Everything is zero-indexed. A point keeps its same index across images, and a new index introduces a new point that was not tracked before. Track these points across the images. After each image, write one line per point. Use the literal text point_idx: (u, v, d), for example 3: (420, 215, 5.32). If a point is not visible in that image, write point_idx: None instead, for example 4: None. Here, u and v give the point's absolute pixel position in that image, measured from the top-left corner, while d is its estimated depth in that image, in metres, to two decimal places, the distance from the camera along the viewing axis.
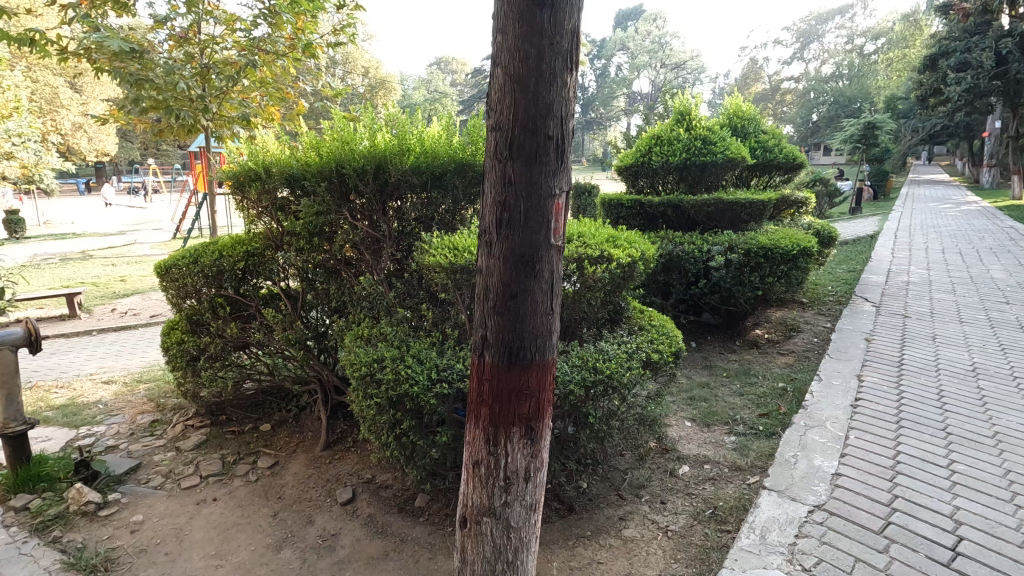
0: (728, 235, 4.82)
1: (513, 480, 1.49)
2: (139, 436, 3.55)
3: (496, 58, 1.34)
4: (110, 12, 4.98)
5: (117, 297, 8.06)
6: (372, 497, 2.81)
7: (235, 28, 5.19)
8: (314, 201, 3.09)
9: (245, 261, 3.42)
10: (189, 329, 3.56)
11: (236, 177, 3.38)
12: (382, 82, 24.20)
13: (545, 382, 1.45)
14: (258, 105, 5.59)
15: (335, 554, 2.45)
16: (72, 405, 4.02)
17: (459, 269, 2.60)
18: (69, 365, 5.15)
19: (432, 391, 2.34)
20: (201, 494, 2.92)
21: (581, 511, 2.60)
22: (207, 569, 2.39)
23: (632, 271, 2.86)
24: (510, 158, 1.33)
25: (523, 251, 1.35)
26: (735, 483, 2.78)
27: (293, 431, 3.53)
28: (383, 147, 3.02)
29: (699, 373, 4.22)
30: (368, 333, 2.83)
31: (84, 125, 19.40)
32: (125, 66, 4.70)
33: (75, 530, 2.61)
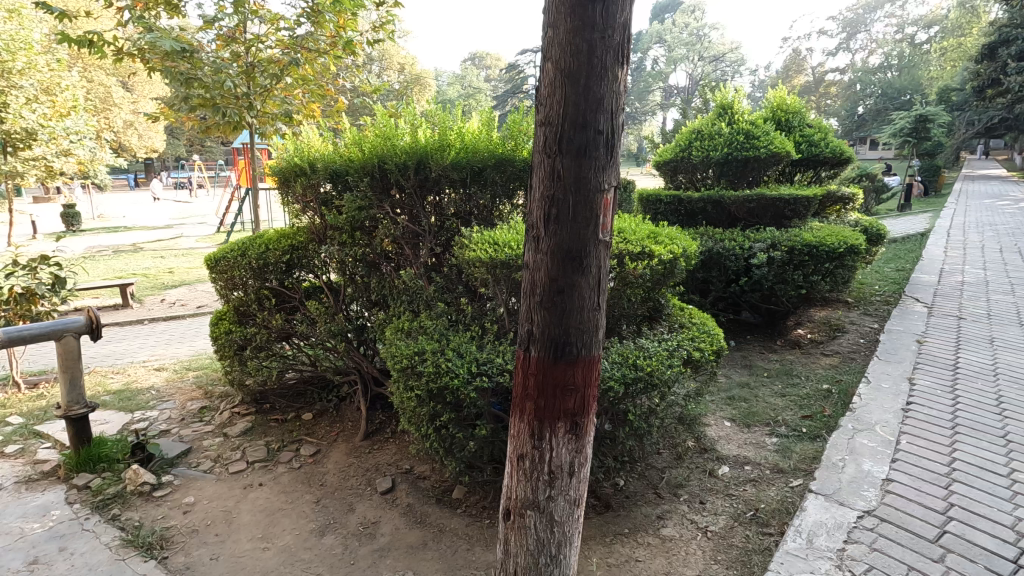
0: (771, 232, 4.69)
1: (557, 475, 1.50)
2: (189, 422, 3.70)
3: (546, 53, 1.34)
4: (163, 13, 5.18)
5: (166, 288, 8.40)
6: (411, 488, 2.87)
7: (279, 27, 5.32)
8: (356, 196, 3.15)
9: (289, 254, 3.52)
10: (237, 320, 3.68)
11: (284, 174, 3.48)
12: (418, 78, 24.44)
13: (590, 378, 1.45)
14: (300, 102, 5.71)
15: (375, 542, 2.51)
16: (128, 391, 4.22)
17: (499, 264, 2.60)
18: (124, 352, 5.40)
19: (472, 384, 2.36)
20: (248, 479, 3.03)
21: (618, 508, 2.59)
22: (254, 551, 2.47)
23: (674, 268, 2.82)
24: (558, 154, 1.33)
25: (570, 246, 1.35)
26: (777, 486, 2.72)
27: (334, 421, 3.63)
28: (425, 143, 3.07)
29: (738, 372, 4.14)
30: (409, 326, 2.88)
31: (135, 122, 20.26)
32: (176, 65, 4.95)
33: (132, 509, 2.75)
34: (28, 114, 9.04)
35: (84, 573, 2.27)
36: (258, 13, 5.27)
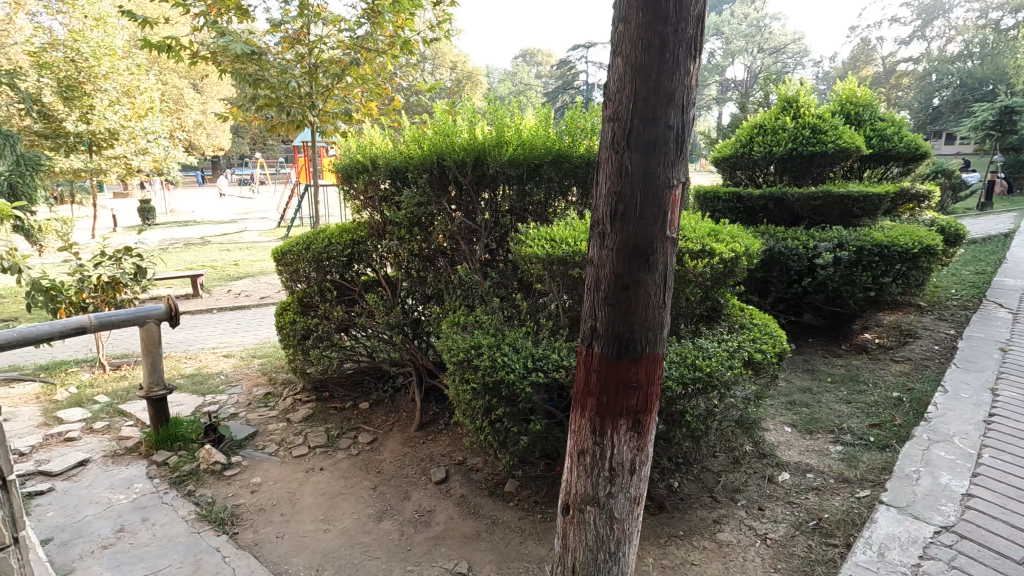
0: (837, 231, 4.48)
1: (618, 472, 1.50)
2: (255, 407, 3.90)
3: (616, 48, 1.33)
4: (233, 17, 5.45)
5: (231, 279, 8.85)
6: (464, 479, 2.92)
7: (340, 28, 5.48)
8: (415, 193, 3.22)
9: (350, 248, 3.64)
10: (300, 311, 3.85)
11: (346, 171, 3.61)
12: (469, 75, 24.61)
13: (653, 376, 1.44)
14: (359, 101, 5.88)
15: (430, 530, 2.57)
16: (199, 375, 4.48)
17: (556, 260, 2.59)
18: (195, 339, 5.75)
19: (528, 379, 2.38)
20: (310, 463, 3.17)
21: (672, 510, 2.55)
22: (316, 532, 2.58)
23: (736, 268, 2.74)
24: (626, 150, 1.32)
25: (637, 243, 1.34)
26: (843, 496, 2.61)
27: (389, 411, 3.74)
28: (482, 140, 3.10)
29: (800, 377, 3.99)
30: (464, 320, 2.93)
31: (205, 122, 21.39)
32: (245, 67, 5.20)
33: (205, 486, 2.93)
34: (111, 114, 9.97)
35: (164, 543, 2.43)
36: (321, 15, 5.44)
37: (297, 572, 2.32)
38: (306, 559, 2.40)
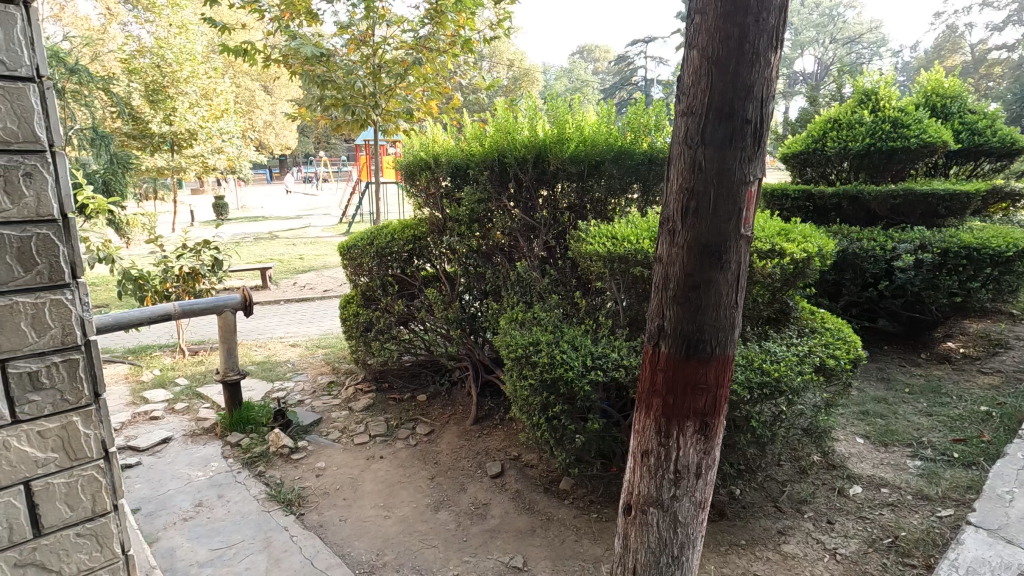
0: (920, 232, 4.20)
1: (683, 475, 1.47)
2: (320, 395, 4.07)
3: (692, 40, 1.30)
4: (303, 22, 5.68)
5: (297, 272, 9.26)
6: (519, 474, 2.95)
7: (404, 29, 5.62)
8: (476, 190, 3.27)
9: (411, 244, 3.73)
10: (363, 304, 3.97)
11: (410, 168, 3.68)
12: (526, 74, 24.62)
13: (723, 378, 1.40)
14: (420, 100, 6.01)
15: (486, 523, 2.61)
16: (268, 363, 4.72)
17: (617, 258, 2.56)
18: (264, 328, 6.06)
19: (587, 377, 2.37)
20: (371, 451, 3.28)
21: (734, 518, 2.47)
22: (377, 517, 2.67)
23: (809, 269, 2.61)
24: (699, 144, 1.29)
25: (709, 240, 1.30)
26: (922, 514, 2.45)
27: (446, 404, 3.82)
28: (544, 137, 3.09)
29: (873, 386, 3.77)
30: (522, 317, 2.95)
31: (274, 123, 22.43)
32: (314, 69, 5.41)
33: (275, 467, 3.08)
34: (191, 115, 10.64)
35: (238, 519, 2.57)
36: (386, 17, 5.59)
37: (358, 555, 2.41)
38: (367, 543, 2.49)
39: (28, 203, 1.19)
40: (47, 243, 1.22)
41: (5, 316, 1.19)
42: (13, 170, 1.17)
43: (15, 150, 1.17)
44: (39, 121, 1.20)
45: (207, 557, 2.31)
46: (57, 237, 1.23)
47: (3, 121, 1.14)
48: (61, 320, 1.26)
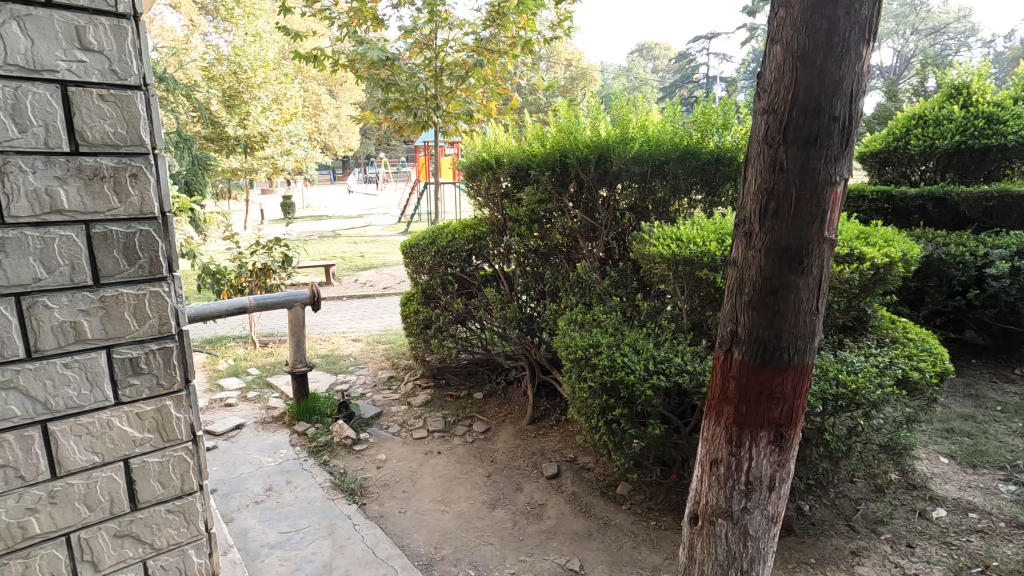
0: (1017, 236, 3.85)
1: (755, 487, 1.43)
2: (380, 389, 4.20)
3: (775, 35, 1.25)
4: (369, 27, 5.87)
5: (358, 269, 9.59)
6: (576, 477, 2.94)
7: (465, 32, 5.70)
8: (537, 190, 3.28)
9: (472, 243, 3.79)
10: (423, 301, 4.06)
11: (472, 168, 3.72)
12: (583, 74, 24.45)
13: (801, 388, 1.34)
14: (480, 101, 6.10)
15: (542, 523, 2.61)
16: (332, 357, 4.91)
17: (682, 261, 2.49)
18: (328, 323, 6.31)
19: (649, 382, 2.33)
20: (429, 446, 3.35)
21: (802, 535, 2.36)
22: (435, 511, 2.72)
23: (890, 275, 2.45)
24: (780, 143, 1.24)
25: (790, 243, 1.25)
26: (1017, 544, 2.25)
27: (502, 403, 3.87)
28: (607, 136, 3.05)
29: (959, 402, 3.50)
30: (581, 318, 2.93)
31: (338, 126, 23.27)
32: (379, 73, 5.58)
33: (338, 457, 3.20)
34: (263, 119, 11.20)
35: (305, 505, 2.69)
36: (449, 20, 5.68)
37: (417, 547, 2.46)
38: (426, 536, 2.54)
39: (133, 202, 1.28)
40: (148, 239, 1.32)
41: (112, 306, 1.29)
42: (121, 171, 1.26)
43: (124, 152, 1.27)
44: (144, 126, 1.29)
45: (276, 540, 2.42)
46: (156, 233, 1.33)
47: (114, 126, 1.24)
48: (158, 311, 1.36)
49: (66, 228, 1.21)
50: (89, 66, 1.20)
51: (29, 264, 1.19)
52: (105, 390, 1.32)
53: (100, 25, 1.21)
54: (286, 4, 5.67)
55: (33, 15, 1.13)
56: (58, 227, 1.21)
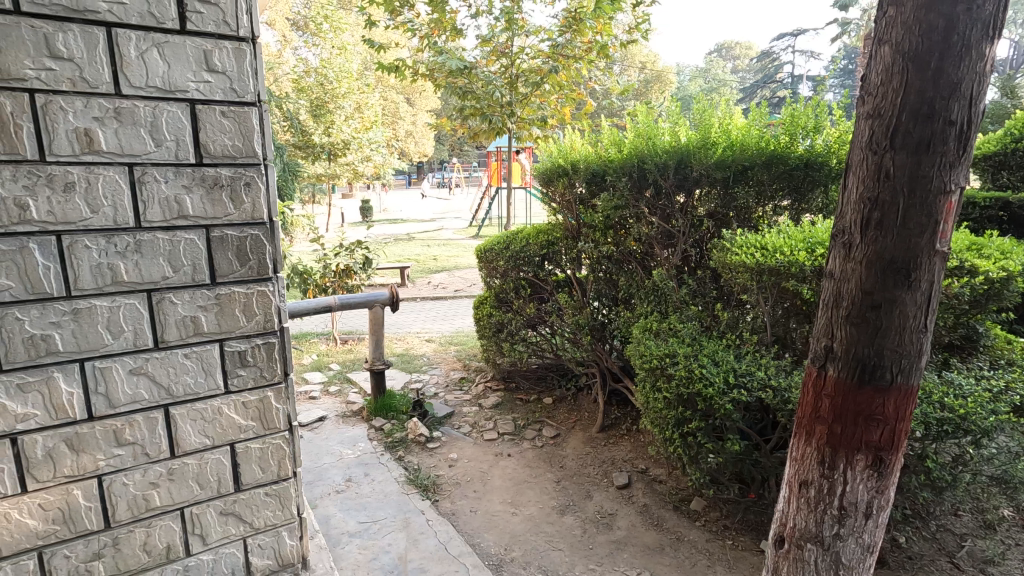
0: None
1: (849, 513, 1.38)
2: (453, 389, 4.31)
3: (884, 35, 1.19)
4: (447, 37, 6.04)
5: (432, 271, 9.88)
6: (648, 489, 2.89)
7: (541, 38, 5.74)
8: (613, 196, 3.25)
9: (546, 248, 3.81)
10: (495, 304, 4.12)
11: (547, 174, 3.74)
12: (659, 76, 23.92)
13: (904, 410, 1.28)
14: (555, 107, 6.12)
15: (612, 533, 2.58)
16: (407, 355, 5.10)
17: (767, 271, 2.37)
18: (403, 323, 6.55)
19: (729, 396, 2.24)
20: (499, 448, 3.40)
21: (896, 568, 2.19)
22: (505, 513, 2.76)
23: (1007, 290, 2.22)
24: (886, 149, 1.18)
25: (896, 256, 1.18)
26: None
27: (572, 408, 3.87)
28: (687, 141, 2.98)
29: None
30: (657, 327, 2.88)
31: (414, 132, 24.10)
32: (457, 81, 5.73)
33: (412, 454, 3.32)
34: (346, 127, 11.78)
35: (381, 497, 2.80)
36: (525, 27, 5.74)
37: (487, 547, 2.50)
38: (496, 537, 2.58)
39: (246, 209, 1.40)
40: (258, 242, 1.44)
41: (225, 304, 1.42)
42: (237, 180, 1.38)
43: (240, 163, 1.39)
44: (257, 139, 1.41)
45: (355, 529, 2.54)
46: (265, 238, 1.45)
47: (233, 139, 1.37)
48: (264, 309, 1.48)
49: (190, 232, 1.34)
50: (213, 86, 1.33)
51: (159, 264, 1.32)
52: (216, 379, 1.45)
53: (224, 48, 1.33)
54: (370, 18, 5.94)
55: (169, 41, 1.27)
56: (183, 231, 1.34)
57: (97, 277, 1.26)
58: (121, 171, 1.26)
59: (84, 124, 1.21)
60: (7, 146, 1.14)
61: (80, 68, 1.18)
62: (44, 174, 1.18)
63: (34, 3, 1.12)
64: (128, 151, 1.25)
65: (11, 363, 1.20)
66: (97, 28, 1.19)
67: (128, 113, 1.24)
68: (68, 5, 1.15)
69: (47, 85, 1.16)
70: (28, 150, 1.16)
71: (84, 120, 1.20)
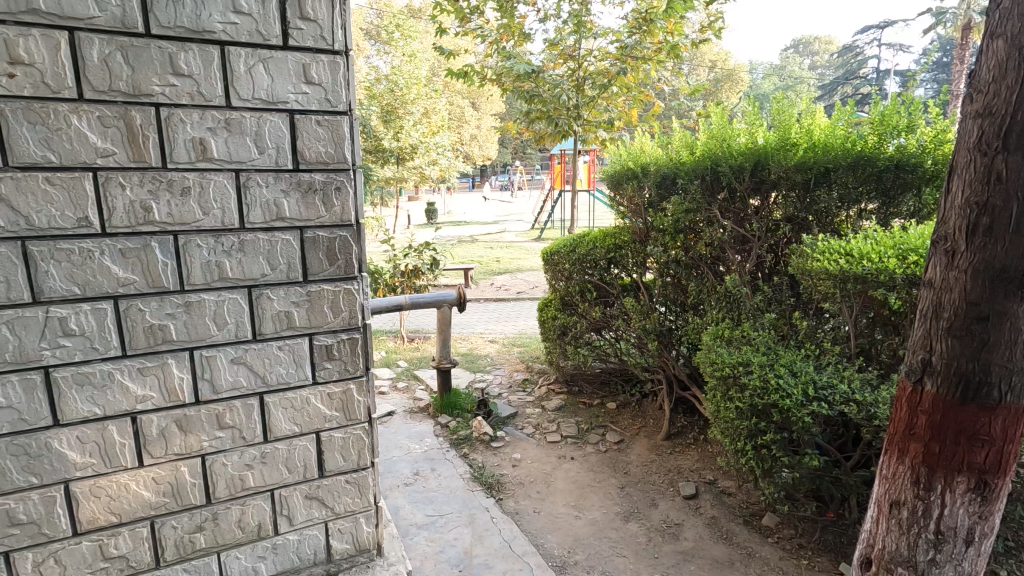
0: None
1: (946, 538, 1.30)
2: (516, 390, 4.35)
3: (996, 29, 1.13)
4: (515, 42, 6.09)
5: (495, 273, 10.01)
6: (716, 501, 2.81)
7: (610, 40, 5.68)
8: (685, 199, 3.18)
9: (613, 252, 3.79)
10: (560, 307, 4.14)
11: (616, 177, 3.72)
12: (731, 74, 23.05)
13: (1013, 431, 1.19)
14: (622, 109, 6.04)
15: (679, 544, 2.52)
16: (471, 355, 5.19)
17: (852, 278, 2.25)
18: (467, 324, 6.68)
19: (808, 408, 2.14)
20: (563, 450, 3.40)
21: None
22: (569, 516, 2.76)
23: None
24: (997, 150, 1.11)
25: (1007, 265, 1.11)
26: None
27: (636, 415, 3.81)
28: (765, 143, 2.87)
29: None
30: (729, 334, 2.79)
31: (478, 136, 24.46)
32: (524, 85, 5.77)
33: (477, 452, 3.39)
34: (414, 132, 12.11)
35: (447, 492, 2.87)
36: (594, 30, 5.70)
37: (551, 548, 2.52)
38: (559, 539, 2.58)
39: (336, 211, 1.49)
40: (346, 243, 1.52)
41: (315, 300, 1.51)
42: (329, 185, 1.47)
43: (332, 168, 1.48)
44: (348, 145, 1.49)
45: (423, 521, 2.62)
46: (352, 239, 1.53)
47: (326, 146, 1.46)
48: (350, 306, 1.56)
49: (287, 233, 1.45)
50: (310, 97, 1.43)
51: (259, 263, 1.43)
52: (306, 370, 1.55)
53: (321, 61, 1.42)
54: (441, 26, 6.09)
55: (273, 56, 1.37)
56: (281, 232, 1.44)
57: (206, 273, 1.38)
58: (229, 177, 1.37)
59: (200, 134, 1.32)
60: (137, 155, 1.27)
61: (197, 83, 1.30)
62: (165, 180, 1.31)
63: (161, 26, 1.25)
64: (235, 158, 1.37)
65: (133, 349, 1.34)
66: (213, 46, 1.30)
67: (237, 124, 1.36)
68: (190, 27, 1.27)
69: (170, 99, 1.28)
70: (153, 158, 1.29)
71: (199, 131, 1.32)
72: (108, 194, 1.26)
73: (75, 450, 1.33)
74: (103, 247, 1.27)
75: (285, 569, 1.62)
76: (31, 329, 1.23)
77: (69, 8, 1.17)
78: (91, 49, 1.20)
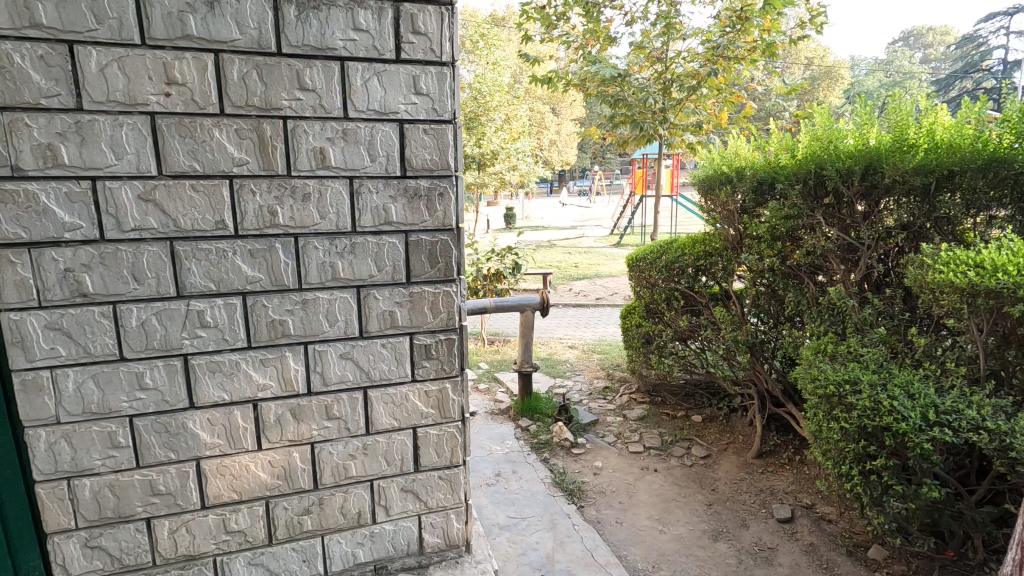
0: None
1: None
2: (596, 397, 4.30)
3: None
4: (600, 46, 6.03)
5: (574, 279, 9.95)
6: (814, 528, 2.63)
7: (699, 40, 5.48)
8: (784, 205, 3.01)
9: (702, 259, 3.64)
10: (645, 315, 4.05)
11: (707, 182, 3.57)
12: (830, 71, 21.56)
13: None
14: (712, 111, 5.80)
15: (773, 569, 2.39)
16: (551, 361, 5.18)
17: (983, 293, 2.02)
18: (546, 329, 6.68)
19: (927, 434, 1.96)
20: (645, 461, 3.32)
21: None
22: (652, 529, 2.69)
23: None
24: None
25: None
26: None
27: (724, 430, 3.65)
28: (879, 145, 2.65)
29: None
30: (833, 349, 2.60)
31: (558, 142, 24.44)
32: (609, 89, 5.69)
33: (557, 458, 3.38)
34: (496, 138, 12.28)
35: (529, 495, 2.89)
36: (683, 30, 5.52)
37: (635, 561, 2.46)
38: (643, 552, 2.53)
39: (438, 215, 1.55)
40: (446, 247, 1.58)
41: (417, 301, 1.58)
42: (433, 191, 1.54)
43: (436, 175, 1.54)
44: (451, 153, 1.55)
45: (505, 522, 2.66)
46: (452, 243, 1.59)
47: (432, 154, 1.52)
48: (448, 307, 1.61)
49: (393, 236, 1.52)
50: (419, 107, 1.49)
51: (368, 264, 1.51)
52: (405, 368, 1.62)
53: (429, 73, 1.49)
54: (526, 33, 6.13)
55: (387, 69, 1.45)
56: (388, 235, 1.52)
57: (321, 273, 1.48)
58: (344, 184, 1.46)
59: (320, 144, 1.43)
60: (266, 164, 1.39)
61: (320, 96, 1.40)
62: (290, 186, 1.42)
63: (291, 45, 1.36)
64: (350, 166, 1.46)
65: (257, 341, 1.46)
66: (334, 62, 1.40)
67: (353, 134, 1.45)
68: (315, 45, 1.38)
69: (295, 112, 1.39)
70: (279, 166, 1.40)
71: (320, 140, 1.42)
72: (241, 199, 1.38)
73: (206, 431, 1.47)
74: (236, 248, 1.40)
75: (381, 557, 1.70)
76: (175, 320, 1.38)
77: (215, 32, 1.30)
78: (232, 69, 1.33)
